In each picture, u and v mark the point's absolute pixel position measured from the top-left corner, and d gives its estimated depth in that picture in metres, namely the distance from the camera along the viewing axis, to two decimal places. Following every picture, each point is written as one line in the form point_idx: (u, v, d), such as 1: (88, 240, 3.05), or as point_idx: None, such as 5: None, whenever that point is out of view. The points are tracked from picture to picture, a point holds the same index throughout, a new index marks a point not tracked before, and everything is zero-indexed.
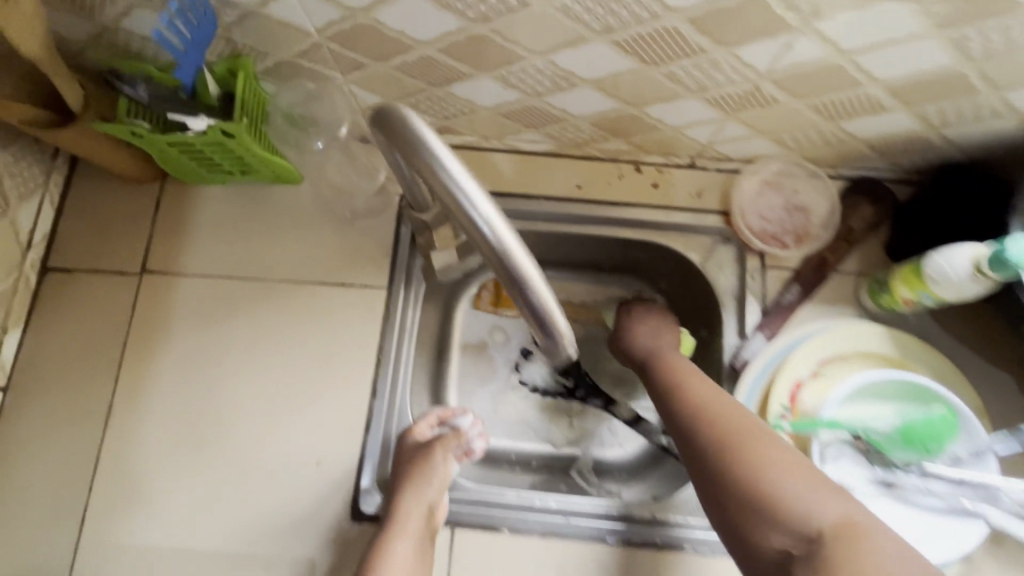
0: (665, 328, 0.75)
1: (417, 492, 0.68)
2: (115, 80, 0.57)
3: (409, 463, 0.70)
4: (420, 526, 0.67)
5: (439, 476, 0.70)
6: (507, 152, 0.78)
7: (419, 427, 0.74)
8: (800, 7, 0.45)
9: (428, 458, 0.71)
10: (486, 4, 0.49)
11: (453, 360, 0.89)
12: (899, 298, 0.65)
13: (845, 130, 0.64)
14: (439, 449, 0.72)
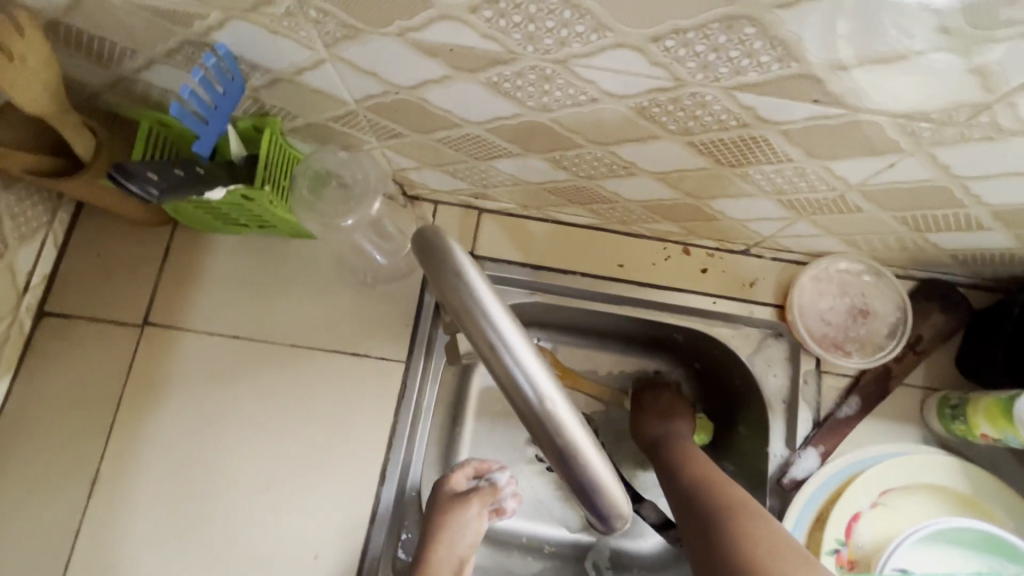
0: (683, 416, 0.71)
1: (446, 552, 0.61)
2: (119, 176, 0.47)
3: (440, 516, 0.63)
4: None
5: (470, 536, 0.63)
6: (546, 222, 0.72)
7: (454, 475, 0.66)
8: (919, 133, 0.39)
9: (456, 513, 0.63)
10: (550, 96, 0.43)
11: (468, 427, 0.80)
12: (975, 432, 0.60)
13: (928, 241, 0.58)
14: (470, 503, 0.63)
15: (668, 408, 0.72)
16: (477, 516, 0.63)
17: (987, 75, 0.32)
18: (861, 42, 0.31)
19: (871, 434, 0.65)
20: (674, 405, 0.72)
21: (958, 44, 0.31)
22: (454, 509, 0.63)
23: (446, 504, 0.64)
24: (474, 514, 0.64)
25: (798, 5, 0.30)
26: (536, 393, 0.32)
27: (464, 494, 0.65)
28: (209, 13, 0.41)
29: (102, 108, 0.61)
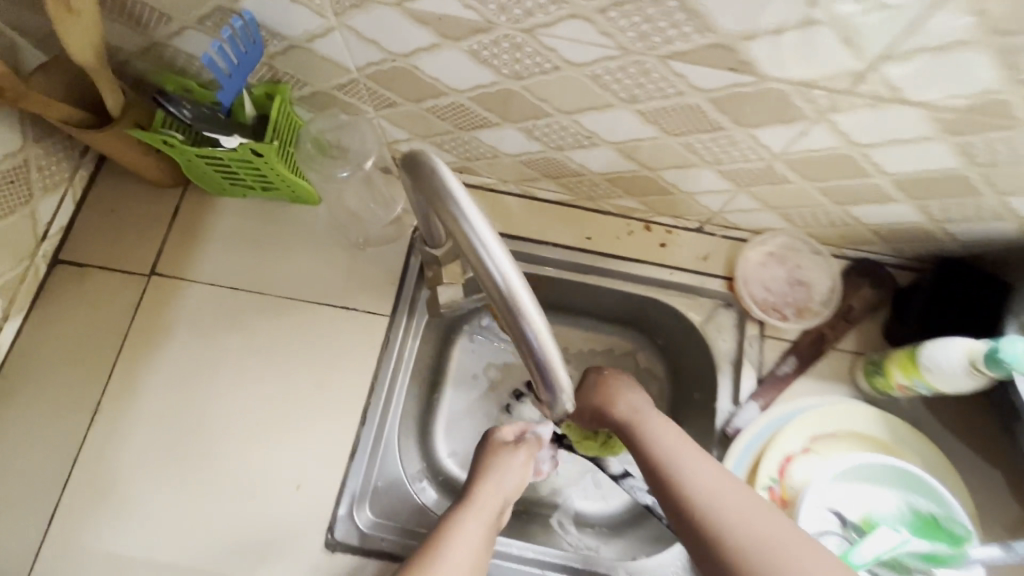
0: (630, 390, 0.68)
1: (493, 489, 0.69)
2: (162, 100, 0.59)
3: (491, 456, 0.72)
4: (483, 521, 0.65)
5: (518, 474, 0.71)
6: (523, 197, 0.80)
7: (504, 428, 0.76)
8: (818, 101, 0.48)
9: (506, 453, 0.72)
10: (521, 64, 0.52)
11: (446, 394, 0.94)
12: (893, 383, 0.66)
13: (851, 214, 0.66)
14: (519, 446, 0.73)
15: (617, 382, 0.69)
16: (524, 460, 0.73)
17: (856, 46, 0.41)
18: (758, 13, 0.40)
19: (805, 390, 0.72)
20: (619, 381, 0.69)
21: (829, 18, 0.40)
22: (508, 448, 0.73)
23: (498, 450, 0.73)
24: (521, 460, 0.73)
25: None
26: (532, 328, 0.41)
27: (514, 442, 0.74)
28: None
29: (131, 73, 0.68)
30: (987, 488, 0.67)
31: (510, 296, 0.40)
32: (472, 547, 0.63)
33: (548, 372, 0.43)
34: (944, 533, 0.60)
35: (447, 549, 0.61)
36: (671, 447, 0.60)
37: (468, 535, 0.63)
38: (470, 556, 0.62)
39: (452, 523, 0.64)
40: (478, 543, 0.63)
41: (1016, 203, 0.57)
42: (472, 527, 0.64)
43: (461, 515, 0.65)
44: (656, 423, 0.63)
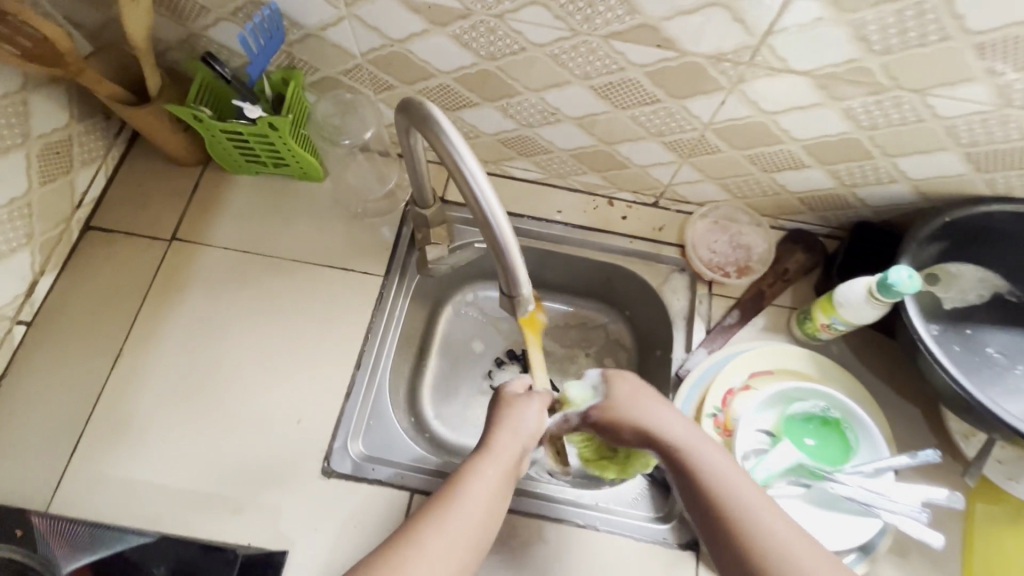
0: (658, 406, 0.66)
1: (508, 436, 0.66)
2: (209, 61, 0.70)
3: (501, 407, 0.70)
4: (498, 467, 0.63)
5: (532, 418, 0.69)
6: (501, 177, 0.91)
7: (510, 383, 0.74)
8: (728, 73, 0.60)
9: (514, 400, 0.71)
10: (494, 47, 0.65)
11: (432, 362, 1.02)
12: (817, 324, 0.76)
13: (777, 182, 0.78)
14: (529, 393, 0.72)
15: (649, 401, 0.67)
16: (536, 407, 0.71)
17: (747, 23, 0.54)
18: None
19: (746, 338, 0.83)
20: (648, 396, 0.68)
21: (724, 1, 0.53)
22: (516, 397, 0.71)
23: (508, 399, 0.71)
24: (533, 408, 0.71)
25: None
26: (502, 239, 0.51)
27: (524, 392, 0.72)
28: None
29: (167, 63, 0.80)
30: (900, 419, 0.77)
31: (488, 214, 0.50)
32: (488, 492, 0.61)
33: (512, 273, 0.54)
34: (843, 432, 0.71)
35: (462, 491, 0.60)
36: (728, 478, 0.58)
37: (485, 479, 0.61)
38: (484, 501, 0.60)
39: (466, 469, 0.62)
40: (493, 488, 0.61)
41: (904, 166, 0.69)
42: (484, 471, 0.62)
43: (475, 461, 0.63)
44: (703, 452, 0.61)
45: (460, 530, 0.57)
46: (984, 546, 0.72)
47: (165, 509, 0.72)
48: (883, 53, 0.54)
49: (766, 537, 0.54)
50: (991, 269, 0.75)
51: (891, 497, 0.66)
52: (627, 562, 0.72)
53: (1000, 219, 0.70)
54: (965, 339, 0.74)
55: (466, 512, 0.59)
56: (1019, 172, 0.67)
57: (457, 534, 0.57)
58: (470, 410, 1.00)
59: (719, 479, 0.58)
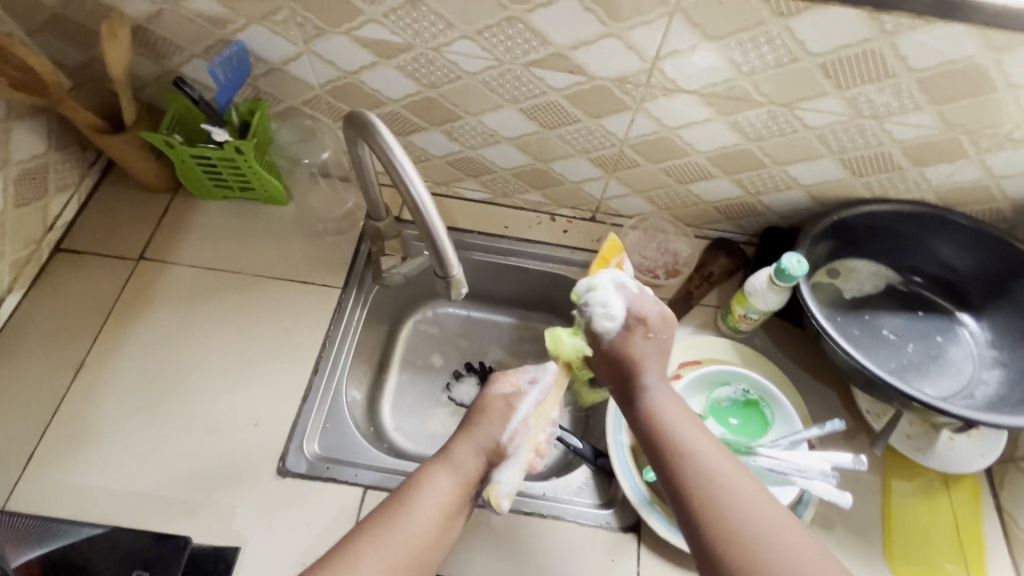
0: (656, 361, 0.68)
1: (472, 448, 0.66)
2: (180, 84, 0.77)
3: (483, 409, 0.69)
4: (455, 479, 0.64)
5: (499, 421, 0.68)
6: (451, 197, 0.97)
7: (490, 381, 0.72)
8: (632, 94, 0.73)
9: (489, 395, 0.70)
10: (435, 76, 0.76)
11: (392, 377, 1.00)
12: (736, 316, 0.84)
13: (693, 194, 0.88)
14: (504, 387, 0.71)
15: (649, 345, 0.68)
16: (509, 406, 0.69)
17: (638, 51, 0.68)
18: (571, 31, 0.67)
19: (681, 333, 0.88)
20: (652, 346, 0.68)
21: (616, 33, 0.66)
22: (492, 399, 0.70)
23: (492, 403, 0.69)
24: (507, 418, 0.68)
25: (539, 11, 0.65)
26: (434, 230, 0.61)
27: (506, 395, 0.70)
28: (239, 18, 0.75)
29: (143, 98, 0.89)
30: (819, 402, 0.84)
31: (422, 209, 0.59)
32: (438, 503, 0.62)
33: (444, 260, 0.64)
34: (762, 411, 0.78)
35: (414, 504, 0.62)
36: (729, 482, 0.58)
37: (436, 490, 0.63)
38: (433, 514, 0.62)
39: (423, 478, 0.64)
40: (446, 499, 0.63)
41: (794, 172, 0.80)
42: (436, 482, 0.64)
43: (434, 472, 0.64)
44: (701, 442, 0.61)
45: (402, 539, 0.59)
46: (902, 518, 0.77)
47: (118, 512, 0.73)
48: (750, 73, 0.68)
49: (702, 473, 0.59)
50: (879, 262, 0.86)
51: (806, 465, 0.71)
52: (571, 547, 0.75)
53: (881, 217, 0.81)
54: (863, 323, 0.82)
55: (414, 525, 0.60)
56: (887, 174, 0.78)
57: (401, 545, 0.59)
58: (429, 420, 0.97)
59: (705, 469, 0.59)
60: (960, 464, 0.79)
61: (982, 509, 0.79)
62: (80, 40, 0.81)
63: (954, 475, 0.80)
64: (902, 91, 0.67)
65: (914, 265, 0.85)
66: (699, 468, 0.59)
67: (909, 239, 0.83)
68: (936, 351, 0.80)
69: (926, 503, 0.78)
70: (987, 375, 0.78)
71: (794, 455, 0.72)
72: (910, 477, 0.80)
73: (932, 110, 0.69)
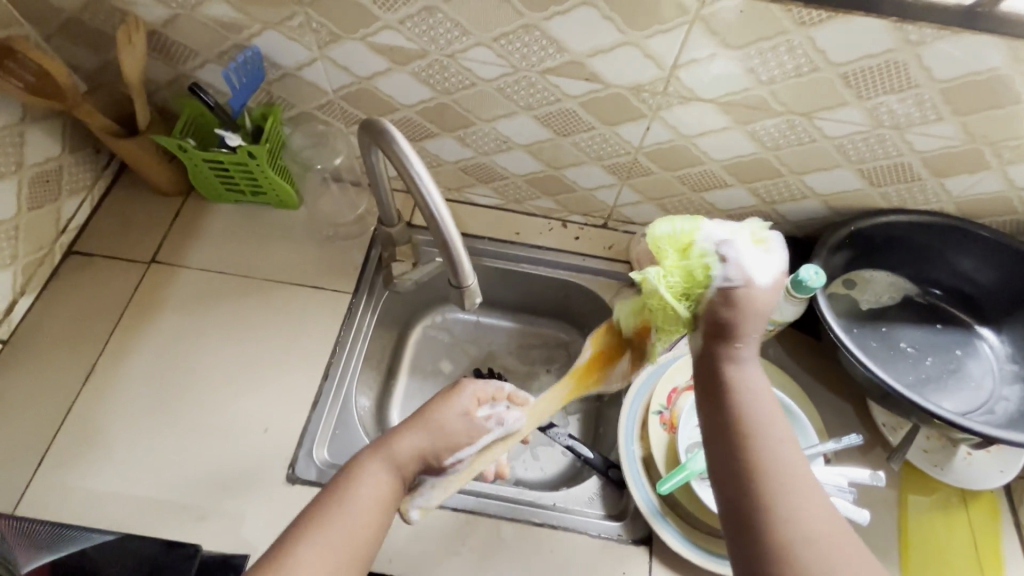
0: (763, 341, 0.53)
1: (413, 440, 0.63)
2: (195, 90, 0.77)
3: (438, 407, 0.67)
4: (392, 471, 0.61)
5: (447, 415, 0.66)
6: (462, 203, 0.97)
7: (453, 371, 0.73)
8: (648, 102, 0.72)
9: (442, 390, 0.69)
10: (449, 82, 0.76)
11: (401, 382, 0.99)
12: None
13: (707, 202, 0.87)
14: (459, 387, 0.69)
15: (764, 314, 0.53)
16: (459, 402, 0.68)
17: (656, 59, 0.67)
18: (588, 39, 0.66)
19: None
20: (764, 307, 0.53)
21: (633, 41, 0.66)
22: (448, 391, 0.69)
23: (450, 406, 0.67)
24: (460, 428, 0.66)
25: (555, 19, 0.65)
26: (449, 239, 0.61)
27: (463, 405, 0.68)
28: (254, 24, 0.75)
29: (157, 102, 0.89)
30: (833, 414, 0.83)
31: (438, 219, 0.59)
32: (373, 497, 0.59)
33: (459, 270, 0.63)
34: None
35: (352, 485, 0.59)
36: (803, 494, 0.47)
37: (371, 476, 0.60)
38: (370, 499, 0.58)
39: (360, 459, 0.61)
40: (380, 488, 0.59)
41: (811, 182, 0.79)
42: (372, 464, 0.60)
43: (371, 454, 0.61)
44: (783, 439, 0.49)
45: (342, 515, 0.56)
46: (919, 535, 0.75)
47: (129, 518, 0.73)
48: (769, 82, 0.67)
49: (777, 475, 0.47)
50: (897, 273, 0.85)
51: (820, 480, 0.70)
52: (581, 558, 0.74)
53: (900, 228, 0.79)
54: (880, 335, 0.81)
55: (352, 501, 0.58)
56: (906, 185, 0.77)
57: (338, 525, 0.56)
58: None
59: (780, 471, 0.47)
60: (979, 481, 0.77)
61: (1001, 526, 0.77)
62: (95, 43, 0.81)
63: (972, 492, 0.79)
64: (924, 101, 0.66)
65: (933, 277, 0.84)
66: (783, 486, 0.47)
67: (928, 250, 0.82)
68: (954, 365, 0.79)
69: (944, 519, 0.77)
70: (1008, 391, 0.76)
71: (808, 469, 0.71)
72: (926, 492, 0.79)
73: (954, 121, 0.68)
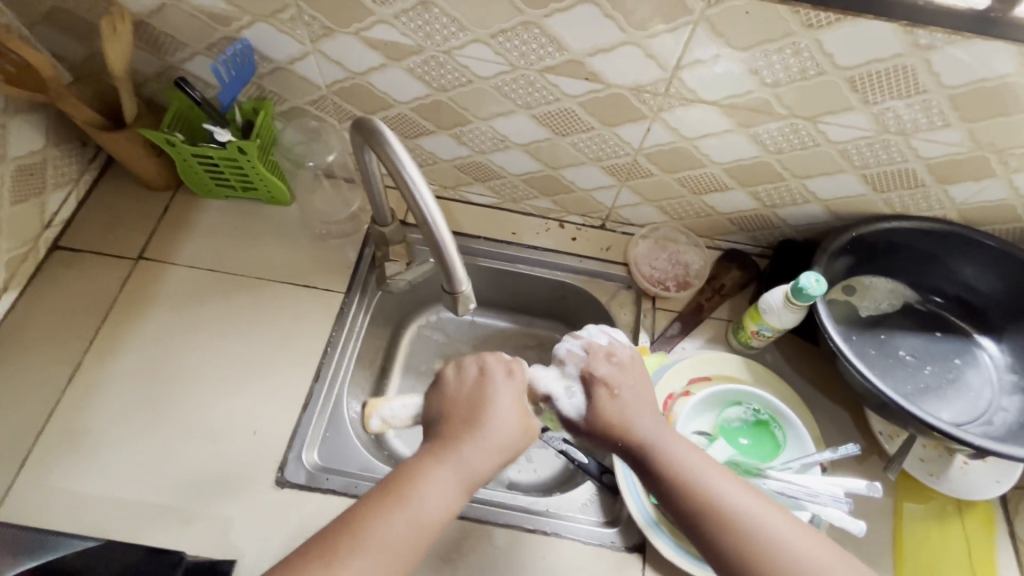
0: (642, 414, 0.64)
1: (484, 453, 0.59)
2: (181, 83, 0.74)
3: (493, 393, 0.62)
4: (456, 472, 0.57)
5: (507, 421, 0.61)
6: (458, 201, 0.95)
7: (490, 355, 0.66)
8: (649, 102, 0.71)
9: (490, 384, 0.63)
10: (445, 79, 0.74)
11: (394, 382, 0.98)
12: (748, 332, 0.82)
13: (707, 205, 0.85)
14: (510, 383, 0.64)
15: (626, 403, 0.65)
16: (511, 401, 0.63)
17: (659, 59, 0.65)
18: (588, 38, 0.65)
19: (691, 348, 0.86)
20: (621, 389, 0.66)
21: (635, 40, 0.64)
22: (500, 381, 0.63)
23: (504, 390, 0.63)
24: (520, 412, 0.63)
25: (554, 16, 0.63)
26: (442, 243, 0.59)
27: (517, 385, 0.64)
28: (244, 16, 0.73)
29: (145, 94, 0.87)
30: (830, 422, 0.82)
31: (431, 222, 0.57)
32: (439, 497, 0.56)
33: (452, 274, 0.62)
34: (773, 431, 0.76)
35: (416, 488, 0.56)
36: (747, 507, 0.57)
37: (440, 491, 0.56)
38: (440, 507, 0.56)
39: (424, 469, 0.57)
40: (451, 497, 0.57)
41: (813, 186, 0.78)
42: (442, 477, 0.57)
43: (437, 467, 0.57)
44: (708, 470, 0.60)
45: (414, 533, 0.54)
46: (913, 545, 0.75)
47: (114, 521, 0.71)
48: (773, 85, 0.66)
49: (717, 502, 0.57)
50: (897, 280, 0.84)
51: (818, 490, 0.69)
52: (574, 565, 0.73)
53: (902, 235, 0.78)
54: (879, 343, 0.80)
55: (423, 517, 0.55)
56: (909, 191, 0.76)
57: (410, 544, 0.54)
58: None
59: (721, 497, 0.58)
60: (975, 491, 0.76)
61: (995, 537, 0.77)
62: (79, 32, 0.78)
63: (968, 501, 0.78)
64: (931, 107, 0.65)
65: (933, 284, 0.83)
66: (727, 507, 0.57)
67: (929, 257, 0.81)
68: (953, 375, 0.78)
69: (939, 529, 0.76)
70: (1006, 402, 0.76)
71: (806, 480, 0.70)
72: (921, 501, 0.78)
73: (961, 128, 0.66)
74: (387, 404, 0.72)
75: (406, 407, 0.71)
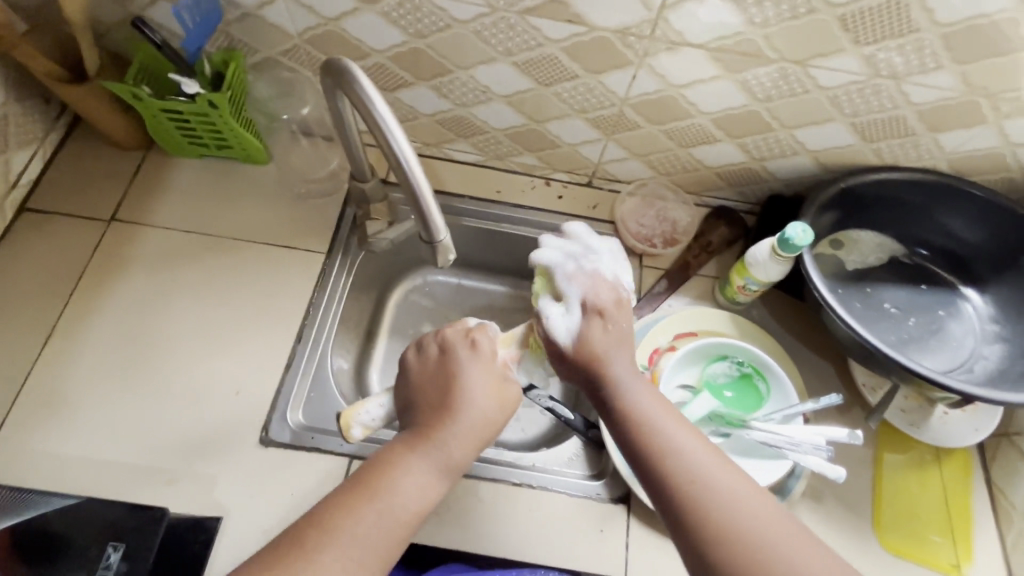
0: (624, 352, 0.60)
1: (460, 434, 0.57)
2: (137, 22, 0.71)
3: (455, 372, 0.61)
4: (429, 459, 0.56)
5: (479, 397, 0.59)
6: (441, 159, 0.92)
7: (449, 330, 0.64)
8: (634, 46, 0.68)
9: (455, 360, 0.62)
10: (421, 24, 0.71)
11: (380, 345, 0.97)
12: (734, 287, 0.81)
13: (695, 158, 0.83)
14: (476, 357, 0.62)
15: (614, 337, 0.60)
16: (480, 375, 0.61)
17: None
18: None
19: (678, 304, 0.85)
20: (607, 338, 0.60)
21: None
22: (460, 357, 0.62)
23: (465, 366, 0.61)
24: (486, 386, 0.60)
25: None
26: (420, 190, 0.57)
27: (481, 358, 0.62)
28: None
29: (108, 46, 0.83)
30: (814, 377, 0.83)
31: (405, 168, 0.56)
32: (413, 486, 0.54)
33: (430, 224, 0.60)
34: (756, 384, 0.76)
35: (388, 479, 0.54)
36: (716, 479, 0.51)
37: (418, 481, 0.55)
38: (417, 497, 0.54)
39: (397, 456, 0.56)
40: (428, 486, 0.55)
41: (802, 136, 0.76)
42: (418, 464, 0.55)
43: (412, 454, 0.56)
44: (680, 435, 0.54)
45: (389, 523, 0.52)
46: (891, 490, 0.77)
47: (97, 482, 0.71)
48: (763, 26, 0.64)
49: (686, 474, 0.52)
50: (885, 233, 0.83)
51: (799, 440, 0.69)
52: (560, 517, 0.74)
53: (890, 187, 0.77)
54: (865, 296, 0.80)
55: (397, 508, 0.53)
56: (899, 141, 0.75)
57: (386, 532, 0.52)
58: None
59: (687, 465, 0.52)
60: (952, 441, 0.78)
61: (972, 483, 0.78)
62: None
63: (946, 450, 0.80)
64: (923, 48, 0.63)
65: (920, 237, 0.83)
66: (692, 479, 0.52)
67: (918, 209, 0.80)
68: (937, 326, 0.79)
69: (917, 476, 0.78)
70: (987, 351, 0.77)
71: (787, 430, 0.70)
72: (902, 451, 0.79)
73: (954, 71, 0.65)
74: (362, 408, 0.63)
75: (384, 407, 0.63)
